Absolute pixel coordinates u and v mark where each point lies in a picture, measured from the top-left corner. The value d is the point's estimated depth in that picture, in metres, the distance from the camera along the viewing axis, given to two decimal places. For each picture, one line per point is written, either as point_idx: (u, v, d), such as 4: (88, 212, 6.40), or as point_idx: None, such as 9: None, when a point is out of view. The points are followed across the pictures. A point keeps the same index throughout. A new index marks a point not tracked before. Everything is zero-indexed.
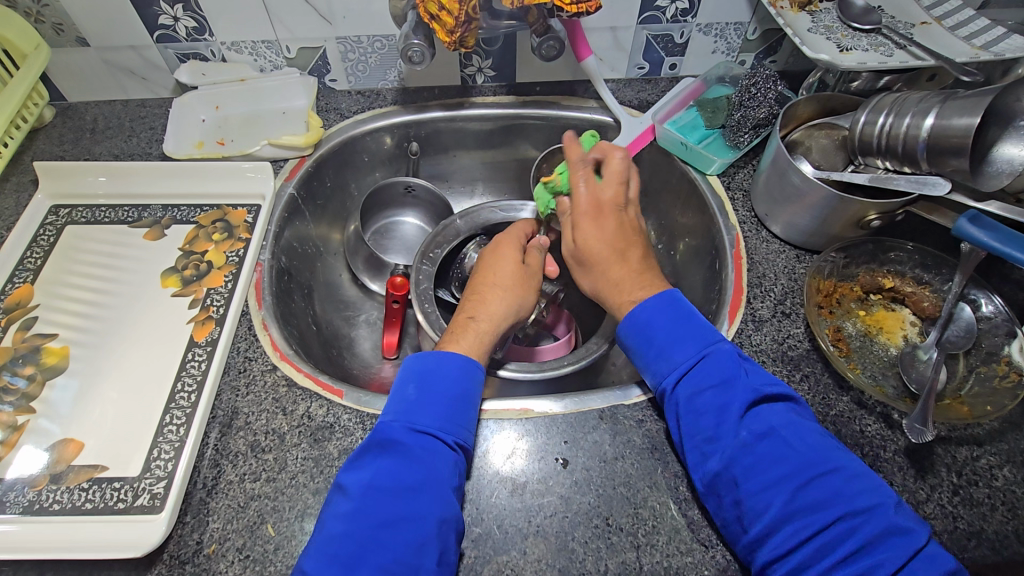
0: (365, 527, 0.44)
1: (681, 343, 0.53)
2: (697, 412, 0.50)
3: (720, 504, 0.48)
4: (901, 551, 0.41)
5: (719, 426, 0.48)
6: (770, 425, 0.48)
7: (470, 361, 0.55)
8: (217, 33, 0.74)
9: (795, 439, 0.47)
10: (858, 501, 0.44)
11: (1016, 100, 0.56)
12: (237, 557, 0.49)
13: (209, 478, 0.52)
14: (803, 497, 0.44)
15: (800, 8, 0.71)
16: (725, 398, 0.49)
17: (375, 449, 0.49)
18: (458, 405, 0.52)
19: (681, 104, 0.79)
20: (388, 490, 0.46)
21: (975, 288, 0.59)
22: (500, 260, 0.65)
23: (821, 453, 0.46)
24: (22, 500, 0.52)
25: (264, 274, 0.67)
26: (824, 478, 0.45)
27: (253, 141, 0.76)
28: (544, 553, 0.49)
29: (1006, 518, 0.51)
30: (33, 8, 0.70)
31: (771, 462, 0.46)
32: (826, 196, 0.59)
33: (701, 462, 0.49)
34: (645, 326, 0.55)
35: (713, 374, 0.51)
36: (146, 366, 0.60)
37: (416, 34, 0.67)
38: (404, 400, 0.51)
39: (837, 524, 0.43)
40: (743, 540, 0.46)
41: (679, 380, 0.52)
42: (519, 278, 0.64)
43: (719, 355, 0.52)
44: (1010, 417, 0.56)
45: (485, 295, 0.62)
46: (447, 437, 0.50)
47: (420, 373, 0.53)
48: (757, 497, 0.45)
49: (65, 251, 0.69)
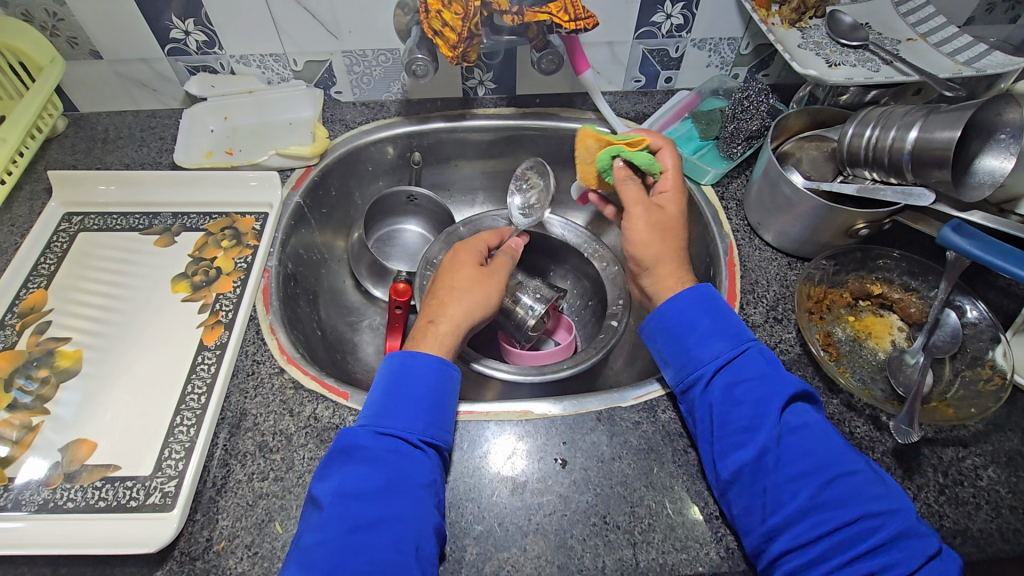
0: (337, 533, 0.46)
1: (720, 336, 0.55)
2: (735, 401, 0.52)
3: (741, 495, 0.49)
4: (915, 551, 0.44)
5: (758, 417, 0.51)
6: (804, 423, 0.51)
7: (440, 359, 0.57)
8: (227, 46, 0.76)
9: (825, 438, 0.50)
10: (879, 502, 0.46)
11: (997, 114, 0.58)
12: (247, 553, 0.50)
13: (218, 477, 0.54)
14: (829, 492, 0.47)
15: (791, 24, 0.73)
16: (765, 391, 0.52)
17: (340, 456, 0.50)
18: (426, 405, 0.54)
19: (675, 116, 0.83)
20: (357, 495, 0.48)
21: (961, 294, 0.62)
22: (460, 265, 0.68)
23: (842, 453, 0.49)
24: (37, 499, 0.53)
25: (272, 280, 0.69)
26: (848, 476, 0.48)
27: (261, 151, 0.79)
28: (543, 550, 0.51)
29: (990, 516, 0.53)
30: (49, 22, 0.72)
31: (802, 457, 0.49)
32: (816, 206, 0.62)
33: (733, 450, 0.50)
34: (688, 316, 0.56)
35: (752, 369, 0.53)
36: (157, 368, 0.62)
37: (420, 48, 0.69)
38: (371, 405, 0.54)
39: (860, 520, 0.46)
40: (760, 529, 0.48)
41: (717, 369, 0.54)
42: (477, 278, 0.67)
43: (757, 352, 0.54)
44: (995, 420, 0.58)
45: (443, 298, 0.64)
46: (412, 438, 0.52)
47: (387, 377, 0.55)
48: (787, 488, 0.48)
49: (78, 257, 0.71)
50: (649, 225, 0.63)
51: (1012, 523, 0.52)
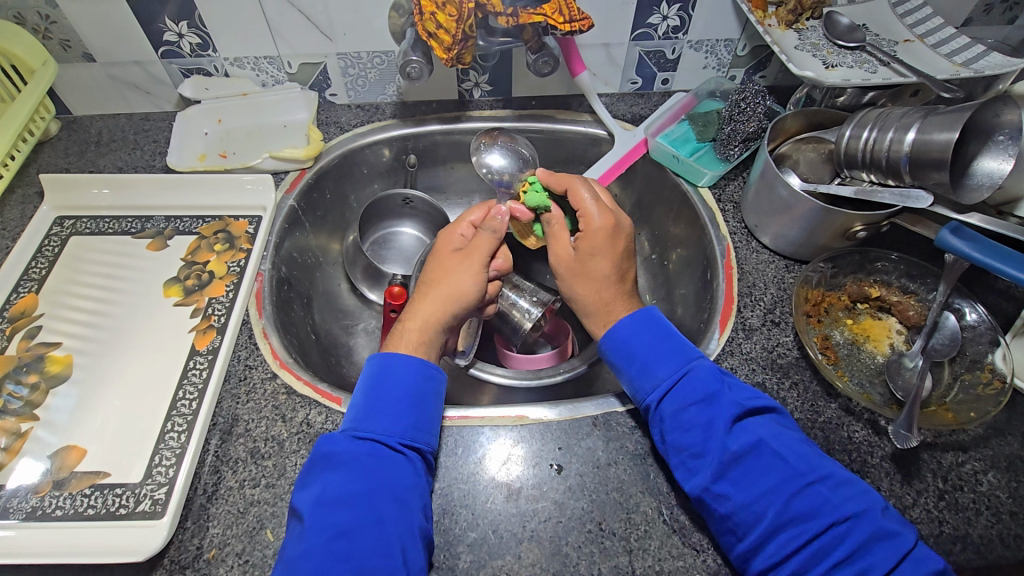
0: (320, 541, 0.45)
1: (664, 360, 0.55)
2: (683, 427, 0.51)
3: (711, 517, 0.49)
4: (893, 551, 0.43)
5: (706, 441, 0.50)
6: (758, 437, 0.49)
7: (420, 359, 0.56)
8: (220, 49, 0.76)
9: (783, 449, 0.49)
10: (849, 507, 0.45)
11: (995, 116, 0.57)
12: (237, 561, 0.49)
13: (209, 484, 0.53)
14: (795, 506, 0.46)
15: (787, 26, 0.73)
16: (711, 411, 0.51)
17: (321, 463, 0.50)
18: (406, 406, 0.53)
19: (672, 118, 0.81)
20: (337, 501, 0.47)
21: (960, 297, 0.61)
22: (436, 262, 0.66)
23: (805, 461, 0.48)
24: (25, 506, 0.52)
25: (265, 284, 0.69)
26: (812, 488, 0.47)
27: (255, 154, 0.78)
28: (538, 558, 0.50)
29: (990, 522, 0.52)
30: (41, 25, 0.71)
31: (758, 475, 0.48)
32: (813, 208, 0.61)
33: (690, 476, 0.50)
34: (630, 345, 0.57)
35: (696, 390, 0.53)
36: (149, 373, 0.61)
37: (415, 50, 0.69)
38: (353, 409, 0.53)
39: (830, 531, 0.45)
40: (736, 552, 0.48)
41: (663, 396, 0.54)
42: (450, 274, 0.64)
43: (702, 369, 0.54)
44: (994, 424, 0.57)
45: (415, 302, 0.63)
46: (391, 440, 0.51)
47: (369, 380, 0.55)
48: (747, 509, 0.47)
49: (70, 261, 0.70)
50: (561, 271, 0.64)
51: (1012, 529, 0.52)
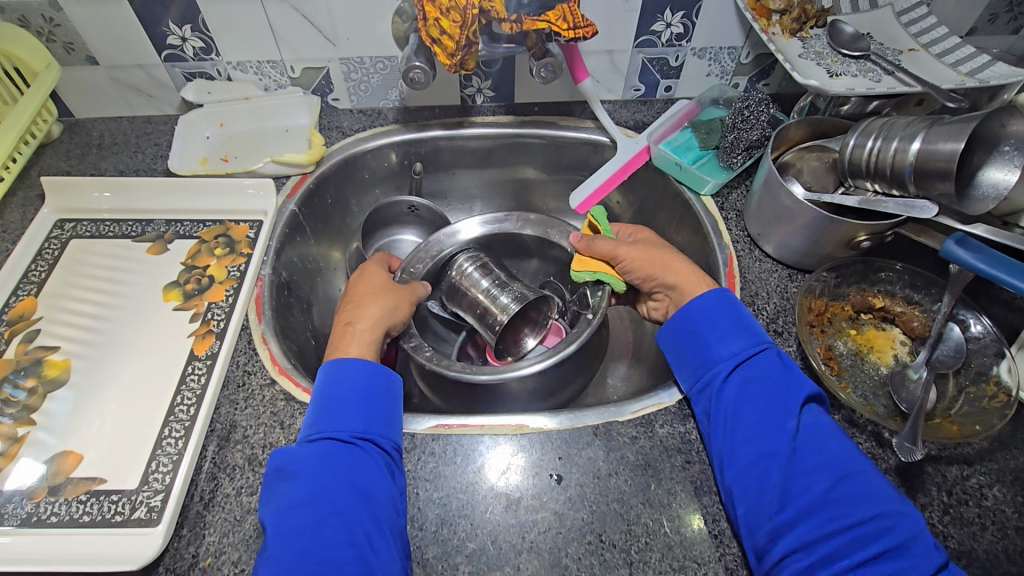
0: (285, 542, 0.45)
1: (741, 336, 0.56)
2: (750, 399, 0.53)
3: (749, 490, 0.49)
4: (926, 558, 0.43)
5: (771, 415, 0.51)
6: (819, 423, 0.51)
7: (370, 363, 0.57)
8: (223, 53, 0.76)
9: (836, 439, 0.50)
10: (890, 505, 0.46)
11: (1001, 126, 0.57)
12: (233, 570, 0.49)
13: (206, 491, 0.53)
14: (841, 489, 0.47)
15: (792, 34, 0.73)
16: (781, 388, 0.52)
17: (276, 477, 0.49)
18: (355, 401, 0.54)
19: (675, 125, 0.81)
20: (297, 505, 0.47)
21: (964, 308, 0.61)
22: (370, 277, 0.70)
23: (851, 454, 0.49)
24: (20, 512, 0.52)
25: (265, 289, 0.68)
26: (858, 477, 0.48)
27: (255, 159, 0.78)
28: (537, 569, 0.50)
29: (996, 537, 0.51)
30: (45, 27, 0.71)
31: (814, 455, 0.49)
32: (817, 217, 0.61)
33: (745, 448, 0.51)
34: (708, 315, 0.58)
35: (766, 368, 0.54)
36: (148, 377, 0.61)
37: (418, 56, 0.68)
38: (308, 417, 0.53)
39: (870, 522, 0.45)
40: (767, 528, 0.47)
41: (735, 366, 0.55)
42: (388, 288, 0.68)
43: (776, 354, 0.55)
44: (1000, 437, 0.56)
45: (360, 303, 0.65)
46: (343, 433, 0.51)
47: (324, 387, 0.54)
48: (797, 483, 0.48)
49: (69, 265, 0.70)
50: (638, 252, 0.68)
51: (1018, 544, 0.51)
